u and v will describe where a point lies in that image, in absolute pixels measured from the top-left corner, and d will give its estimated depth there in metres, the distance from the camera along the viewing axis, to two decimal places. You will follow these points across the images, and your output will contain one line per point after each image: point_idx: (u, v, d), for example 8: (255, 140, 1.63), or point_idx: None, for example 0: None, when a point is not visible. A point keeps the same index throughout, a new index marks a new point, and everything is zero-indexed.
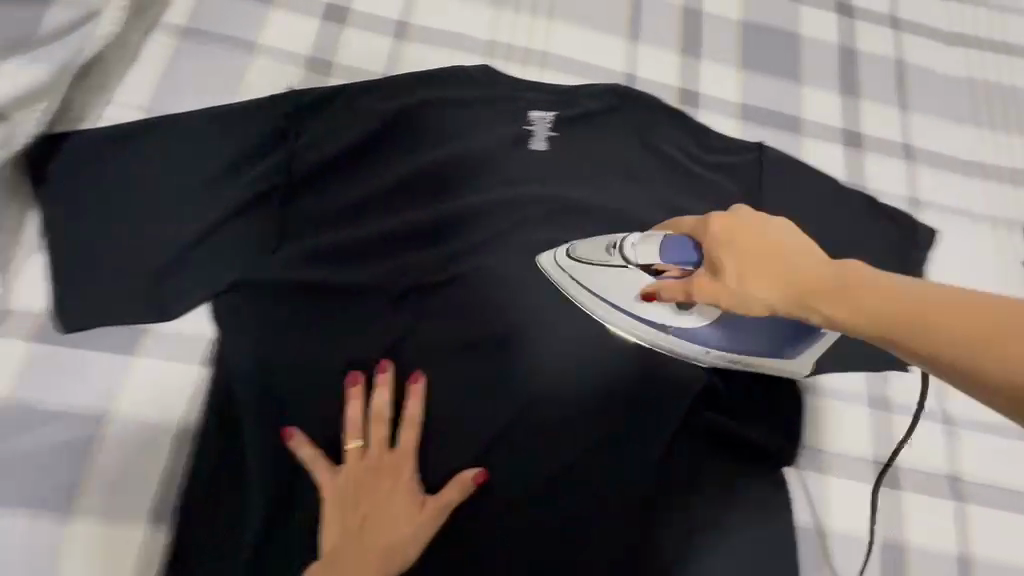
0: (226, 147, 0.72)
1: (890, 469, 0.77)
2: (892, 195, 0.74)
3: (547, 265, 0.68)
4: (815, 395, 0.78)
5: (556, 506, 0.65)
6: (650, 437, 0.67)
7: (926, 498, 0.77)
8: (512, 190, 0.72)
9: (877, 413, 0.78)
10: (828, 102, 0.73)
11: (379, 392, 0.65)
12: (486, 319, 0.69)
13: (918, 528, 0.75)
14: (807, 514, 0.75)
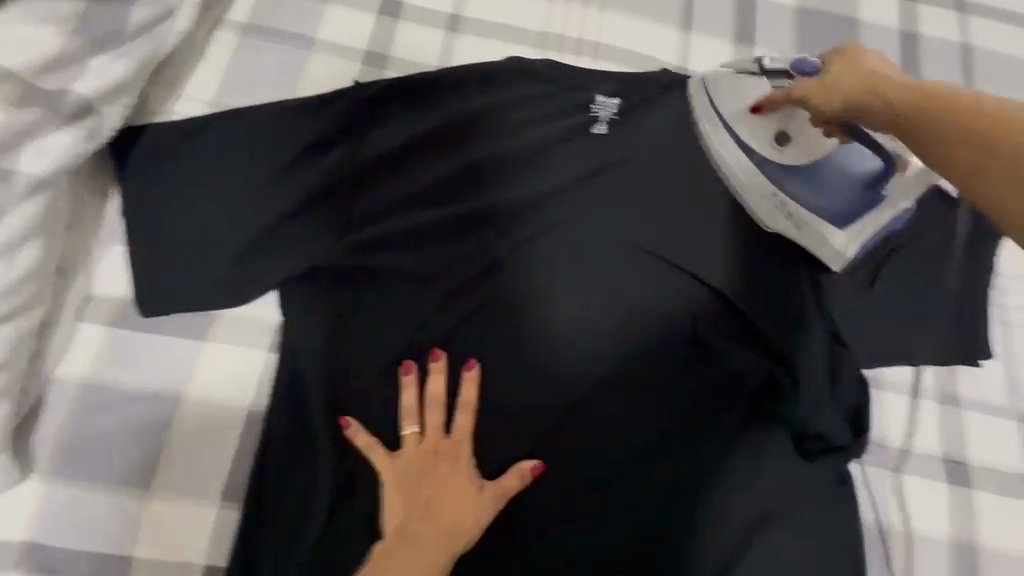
0: (289, 136, 0.73)
1: (960, 466, 0.74)
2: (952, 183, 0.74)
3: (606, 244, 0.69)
4: (880, 390, 0.76)
5: (614, 492, 0.66)
6: (706, 431, 0.68)
7: (998, 497, 0.73)
8: (571, 181, 0.72)
9: (946, 409, 0.75)
10: None
11: (434, 379, 0.66)
12: (546, 311, 0.69)
13: (990, 528, 0.72)
14: (872, 511, 0.72)
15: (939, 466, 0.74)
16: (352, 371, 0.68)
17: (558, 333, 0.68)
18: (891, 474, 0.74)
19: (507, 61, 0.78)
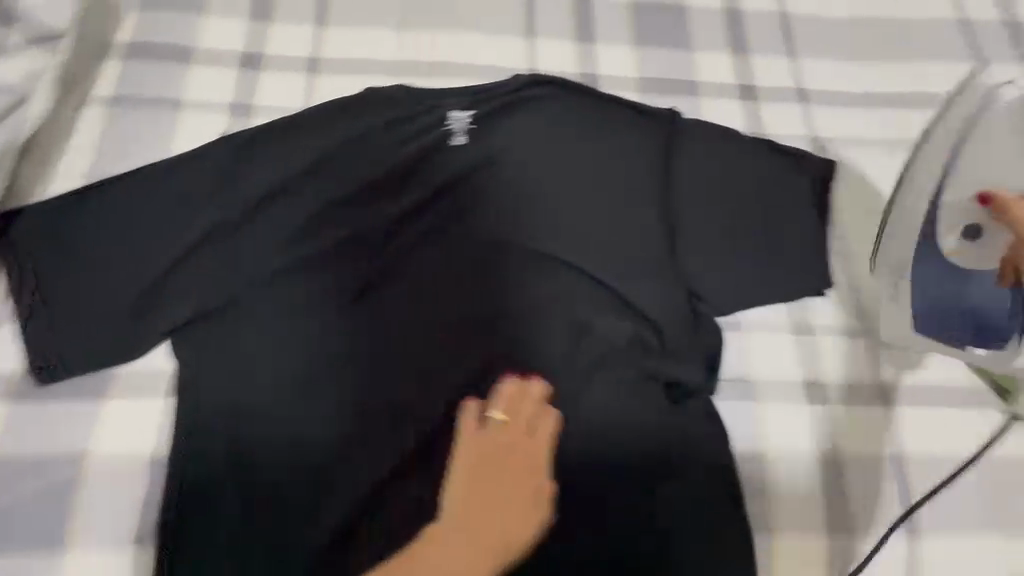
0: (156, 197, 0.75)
1: (816, 386, 0.80)
2: (792, 136, 0.76)
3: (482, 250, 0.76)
4: (737, 331, 0.82)
5: (513, 494, 0.65)
6: (602, 407, 0.72)
7: (855, 407, 0.79)
8: (437, 201, 0.78)
9: (798, 337, 0.82)
10: (718, 59, 0.74)
11: (503, 384, 0.72)
12: (434, 324, 0.75)
13: (852, 436, 0.78)
14: (743, 439, 0.78)
15: (798, 393, 0.81)
16: (235, 410, 0.70)
17: (434, 340, 0.74)
18: (757, 405, 0.79)
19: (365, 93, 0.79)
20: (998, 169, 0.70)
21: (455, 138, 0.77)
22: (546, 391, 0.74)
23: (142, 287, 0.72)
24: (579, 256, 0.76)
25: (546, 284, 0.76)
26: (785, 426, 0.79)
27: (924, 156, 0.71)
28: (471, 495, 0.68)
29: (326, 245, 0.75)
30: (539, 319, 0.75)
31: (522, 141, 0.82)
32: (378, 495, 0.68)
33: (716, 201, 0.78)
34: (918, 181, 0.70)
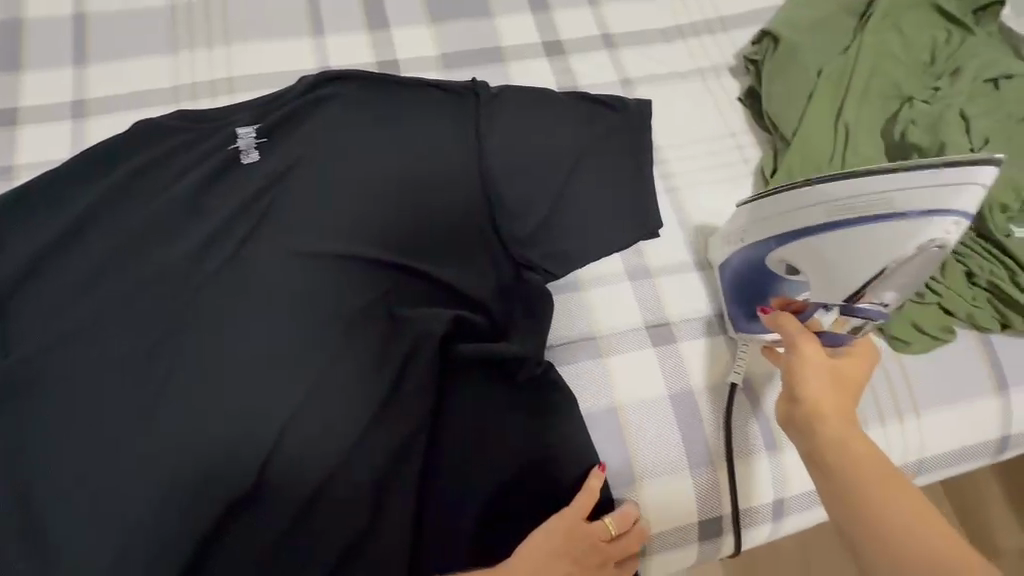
0: None
1: (667, 337, 0.66)
2: (606, 84, 0.80)
3: (254, 238, 0.66)
4: (571, 287, 0.69)
5: (332, 487, 0.58)
6: (385, 413, 0.60)
7: (715, 365, 0.65)
8: (198, 182, 0.67)
9: (641, 284, 0.69)
10: (518, 25, 0.83)
11: (404, 427, 0.59)
12: (175, 322, 0.61)
13: (723, 399, 0.64)
14: (589, 411, 0.63)
15: (654, 382, 0.64)
16: (18, 386, 0.58)
17: (149, 321, 0.61)
18: (606, 368, 0.64)
19: (132, 96, 0.73)
20: (840, 266, 0.52)
21: (246, 155, 0.69)
22: (298, 421, 0.59)
23: None
24: (380, 243, 0.66)
25: (306, 250, 0.65)
26: (636, 418, 0.62)
27: (811, 201, 0.53)
28: (294, 505, 0.57)
29: (48, 212, 0.64)
30: (286, 292, 0.63)
31: (326, 128, 0.71)
32: (226, 518, 0.56)
33: (534, 160, 0.72)
34: (783, 212, 0.55)
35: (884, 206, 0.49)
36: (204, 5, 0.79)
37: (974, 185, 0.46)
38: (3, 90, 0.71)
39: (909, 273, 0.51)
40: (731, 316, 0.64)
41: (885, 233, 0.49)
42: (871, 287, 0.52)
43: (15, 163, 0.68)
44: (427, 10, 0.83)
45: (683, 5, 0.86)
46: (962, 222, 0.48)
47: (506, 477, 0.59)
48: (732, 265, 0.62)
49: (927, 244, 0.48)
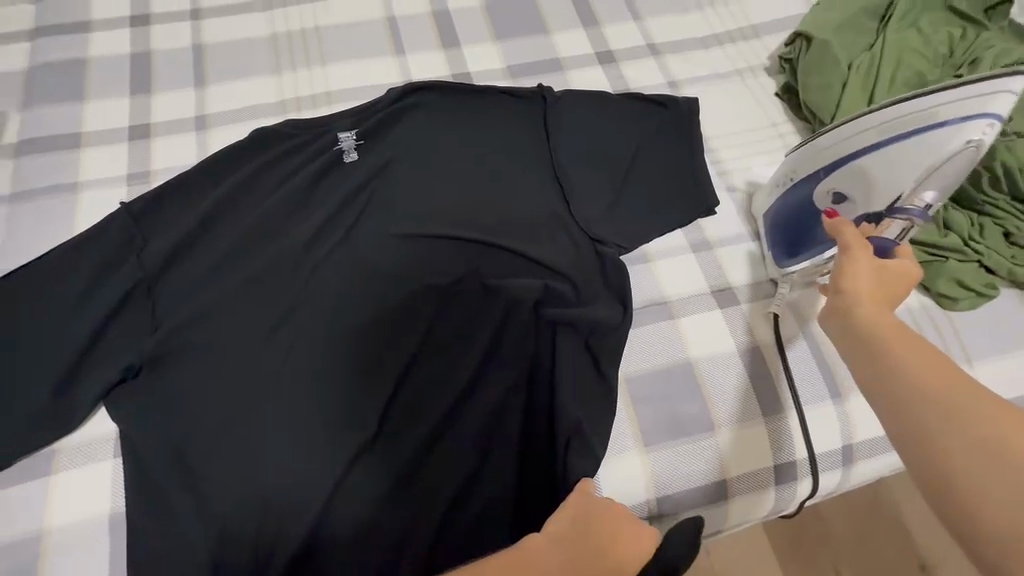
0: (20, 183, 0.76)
1: (732, 300, 0.73)
2: (654, 86, 0.90)
3: (359, 226, 0.75)
4: (640, 257, 0.76)
5: (443, 439, 0.65)
6: (486, 372, 0.67)
7: (779, 323, 0.71)
8: (307, 178, 0.77)
9: (704, 255, 0.76)
10: (572, 39, 0.93)
11: (500, 385, 0.66)
12: (298, 298, 0.70)
13: (788, 353, 0.70)
14: (667, 365, 0.69)
15: (723, 341, 0.70)
16: (163, 355, 0.65)
17: (277, 298, 0.70)
18: (679, 327, 0.71)
19: (247, 111, 0.84)
20: (888, 175, 0.61)
21: (347, 155, 0.79)
22: (410, 383, 0.67)
23: (88, 233, 0.70)
24: (468, 226, 0.75)
25: (405, 233, 0.73)
26: (709, 373, 0.68)
27: (847, 133, 0.63)
28: (410, 457, 0.64)
29: (184, 208, 0.74)
30: (390, 270, 0.72)
31: (414, 131, 0.82)
32: (349, 472, 0.62)
33: (599, 151, 0.81)
34: (822, 147, 0.66)
35: (927, 119, 0.58)
36: (300, 34, 0.91)
37: (1004, 93, 0.55)
38: (137, 109, 0.83)
39: (947, 175, 0.59)
40: (777, 260, 0.72)
41: (930, 140, 0.58)
42: (913, 188, 0.60)
43: (151, 169, 0.78)
44: (490, 30, 0.94)
45: (716, 16, 0.96)
46: (995, 125, 0.56)
47: (601, 428, 0.64)
48: (775, 212, 0.73)
49: (966, 144, 0.57)
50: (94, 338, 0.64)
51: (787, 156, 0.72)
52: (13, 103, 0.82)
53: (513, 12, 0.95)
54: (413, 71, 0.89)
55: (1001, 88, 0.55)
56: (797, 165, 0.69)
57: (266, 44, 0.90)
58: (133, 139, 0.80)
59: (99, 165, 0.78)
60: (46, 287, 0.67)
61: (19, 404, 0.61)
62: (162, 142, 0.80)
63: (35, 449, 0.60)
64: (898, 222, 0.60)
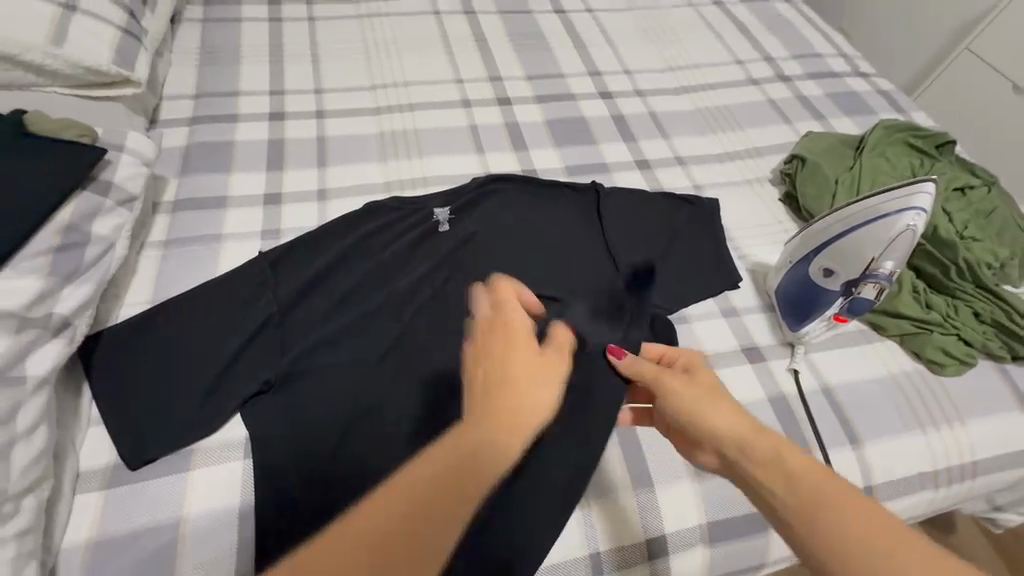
0: (175, 231, 0.93)
1: (759, 357, 0.88)
2: (683, 188, 1.13)
3: (452, 281, 0.91)
4: (681, 318, 0.92)
5: None
6: None
7: (800, 379, 0.85)
8: (410, 240, 0.95)
9: (733, 320, 0.92)
10: (616, 149, 1.18)
11: None
12: (402, 335, 0.84)
13: (810, 404, 0.83)
14: None
15: (755, 389, 0.84)
16: (290, 375, 0.78)
17: (384, 334, 0.84)
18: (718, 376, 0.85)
19: (359, 188, 1.04)
20: (857, 253, 0.80)
21: (441, 225, 0.98)
22: None
23: (233, 274, 0.86)
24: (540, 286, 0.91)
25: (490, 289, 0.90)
26: None
27: (825, 224, 0.83)
28: None
29: (309, 258, 0.91)
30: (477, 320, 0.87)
31: (495, 210, 1.01)
32: None
33: (642, 233, 1.01)
34: (809, 235, 0.85)
35: (876, 212, 0.79)
36: (403, 133, 1.15)
37: (923, 192, 0.77)
38: (272, 181, 1.03)
39: (899, 250, 0.78)
40: (791, 325, 0.87)
41: (881, 226, 0.78)
42: (876, 259, 0.79)
43: (281, 228, 0.96)
44: (551, 138, 1.19)
45: (727, 139, 1.23)
46: (922, 215, 0.77)
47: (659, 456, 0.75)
48: (783, 288, 0.88)
49: (905, 228, 0.77)
50: (235, 357, 0.78)
51: (784, 247, 0.91)
52: (173, 170, 1.02)
53: (569, 127, 1.21)
54: (492, 165, 1.12)
55: (920, 189, 0.77)
56: (793, 251, 0.88)
57: (375, 140, 1.13)
58: (267, 205, 0.99)
59: (239, 223, 0.96)
60: (197, 313, 0.82)
61: (174, 406, 0.72)
62: (291, 209, 0.99)
63: (183, 446, 0.70)
64: (872, 285, 0.79)
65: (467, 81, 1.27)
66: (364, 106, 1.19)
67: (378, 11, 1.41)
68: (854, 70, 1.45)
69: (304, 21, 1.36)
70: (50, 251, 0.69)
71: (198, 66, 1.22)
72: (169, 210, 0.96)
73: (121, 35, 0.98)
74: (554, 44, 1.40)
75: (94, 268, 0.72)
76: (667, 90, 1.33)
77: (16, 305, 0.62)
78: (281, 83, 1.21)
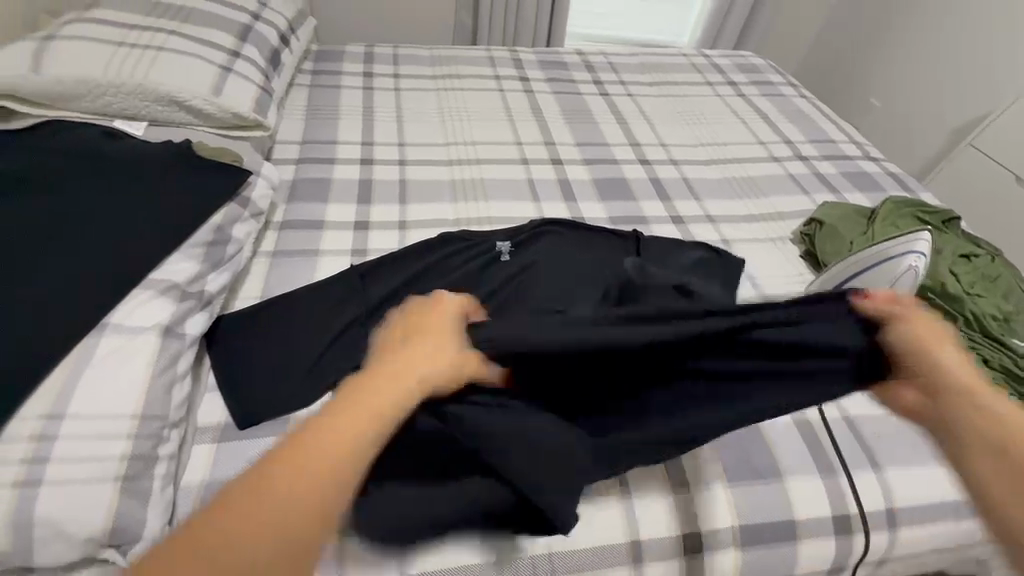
0: (282, 245, 1.11)
1: None
2: (713, 241, 1.28)
3: (511, 301, 1.05)
4: None
5: None
6: None
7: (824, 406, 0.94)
8: (476, 265, 1.10)
9: None
10: (654, 205, 1.35)
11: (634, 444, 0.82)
12: None
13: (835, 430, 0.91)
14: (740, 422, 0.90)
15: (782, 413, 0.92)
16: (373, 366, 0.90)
17: None
18: None
19: (434, 221, 1.22)
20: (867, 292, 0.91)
21: (502, 255, 1.13)
22: None
23: (328, 281, 1.01)
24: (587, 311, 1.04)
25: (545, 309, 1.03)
26: (773, 433, 0.89)
27: (838, 269, 0.95)
28: None
29: (392, 272, 1.06)
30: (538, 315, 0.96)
31: (549, 246, 1.17)
32: None
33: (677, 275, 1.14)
34: (825, 280, 0.97)
35: (881, 258, 0.91)
36: (471, 181, 1.35)
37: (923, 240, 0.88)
38: (363, 211, 1.22)
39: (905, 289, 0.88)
40: None
41: (885, 268, 0.90)
42: None
43: (368, 249, 1.13)
44: (598, 193, 1.37)
45: (752, 204, 1.39)
46: (924, 259, 0.88)
47: (695, 461, 0.83)
48: None
49: (909, 269, 0.88)
50: (328, 346, 0.91)
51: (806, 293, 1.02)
52: (282, 197, 1.22)
53: (613, 185, 1.40)
54: (546, 212, 1.30)
55: (920, 238, 0.89)
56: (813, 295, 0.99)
57: (448, 185, 1.33)
58: (357, 229, 1.17)
59: (334, 242, 1.13)
60: (299, 310, 0.96)
61: (281, 382, 0.85)
62: (376, 234, 1.17)
63: (283, 415, 0.82)
64: None
65: (526, 144, 1.50)
66: (439, 159, 1.41)
67: (453, 85, 1.69)
68: (865, 154, 1.64)
69: (393, 91, 1.63)
70: (205, 242, 0.85)
71: (305, 118, 1.47)
72: (278, 229, 1.14)
73: (257, 91, 1.24)
74: (600, 119, 1.63)
75: (231, 261, 0.89)
76: (697, 161, 1.53)
77: (182, 279, 0.77)
78: (371, 136, 1.45)
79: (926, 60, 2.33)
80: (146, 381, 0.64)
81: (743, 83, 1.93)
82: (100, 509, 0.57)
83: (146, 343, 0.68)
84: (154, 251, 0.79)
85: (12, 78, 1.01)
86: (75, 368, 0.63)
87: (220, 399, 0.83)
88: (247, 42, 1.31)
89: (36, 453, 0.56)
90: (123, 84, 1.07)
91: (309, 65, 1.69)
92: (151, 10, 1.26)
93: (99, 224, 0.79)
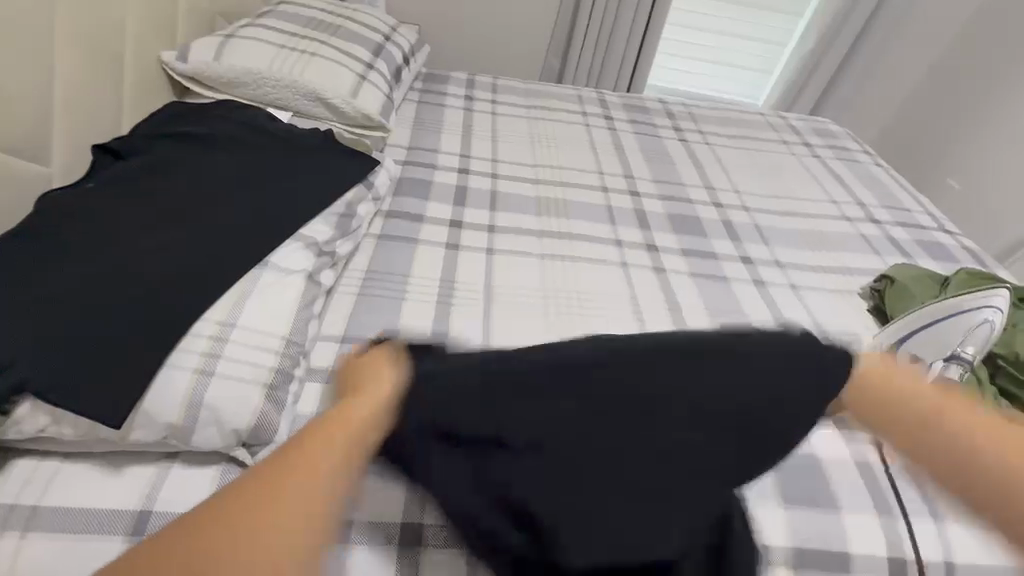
0: (387, 229, 1.24)
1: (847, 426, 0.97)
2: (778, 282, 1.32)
3: (588, 310, 1.14)
4: None
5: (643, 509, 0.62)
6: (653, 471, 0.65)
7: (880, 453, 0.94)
8: (555, 276, 1.20)
9: None
10: (725, 245, 1.42)
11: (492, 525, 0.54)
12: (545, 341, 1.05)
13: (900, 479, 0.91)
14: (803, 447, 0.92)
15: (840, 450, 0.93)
16: (459, 345, 1.00)
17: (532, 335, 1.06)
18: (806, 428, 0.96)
19: (518, 229, 1.33)
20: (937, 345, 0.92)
21: (581, 276, 1.22)
22: None
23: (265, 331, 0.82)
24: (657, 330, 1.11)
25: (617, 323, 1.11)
26: (833, 471, 0.90)
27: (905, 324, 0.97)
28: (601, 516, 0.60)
29: (478, 271, 1.18)
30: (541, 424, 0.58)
31: (623, 270, 1.27)
32: None
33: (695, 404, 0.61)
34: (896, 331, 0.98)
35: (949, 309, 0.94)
36: (554, 200, 1.47)
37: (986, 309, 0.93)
38: (456, 211, 1.35)
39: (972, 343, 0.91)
40: None
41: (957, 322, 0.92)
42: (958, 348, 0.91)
43: (459, 243, 1.25)
44: (671, 227, 1.45)
45: (826, 257, 1.43)
46: (990, 318, 0.92)
47: None
48: None
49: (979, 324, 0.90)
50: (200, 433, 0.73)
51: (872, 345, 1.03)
52: (389, 190, 1.37)
53: (686, 222, 1.48)
54: (622, 236, 1.38)
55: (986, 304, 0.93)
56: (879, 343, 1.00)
57: (534, 202, 1.45)
58: (452, 226, 1.29)
59: (431, 234, 1.26)
60: (401, 292, 1.09)
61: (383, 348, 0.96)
62: (467, 233, 1.28)
63: None
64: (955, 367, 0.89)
65: (607, 176, 1.61)
66: (527, 177, 1.54)
67: (544, 116, 1.84)
68: (941, 227, 1.64)
69: (489, 114, 1.80)
70: (339, 214, 0.99)
71: (412, 128, 1.65)
72: (384, 215, 1.28)
73: (384, 99, 1.43)
74: (678, 162, 1.74)
75: (354, 233, 1.03)
76: (772, 212, 1.59)
77: (321, 239, 0.92)
78: (469, 150, 1.60)
79: (997, 114, 2.26)
80: (292, 313, 0.78)
81: (820, 146, 1.99)
82: (250, 406, 0.68)
83: (295, 285, 0.81)
84: (304, 212, 0.93)
85: (200, 64, 1.23)
86: (244, 290, 0.77)
87: (329, 350, 0.94)
88: (378, 58, 1.52)
89: (211, 350, 0.69)
90: (282, 78, 1.26)
91: (418, 84, 1.89)
92: (308, 22, 1.48)
93: (264, 183, 0.95)
